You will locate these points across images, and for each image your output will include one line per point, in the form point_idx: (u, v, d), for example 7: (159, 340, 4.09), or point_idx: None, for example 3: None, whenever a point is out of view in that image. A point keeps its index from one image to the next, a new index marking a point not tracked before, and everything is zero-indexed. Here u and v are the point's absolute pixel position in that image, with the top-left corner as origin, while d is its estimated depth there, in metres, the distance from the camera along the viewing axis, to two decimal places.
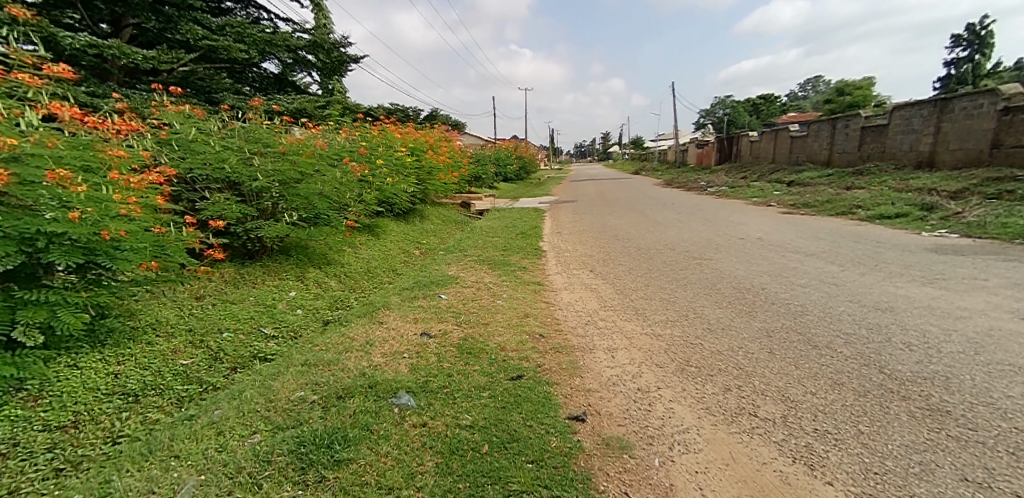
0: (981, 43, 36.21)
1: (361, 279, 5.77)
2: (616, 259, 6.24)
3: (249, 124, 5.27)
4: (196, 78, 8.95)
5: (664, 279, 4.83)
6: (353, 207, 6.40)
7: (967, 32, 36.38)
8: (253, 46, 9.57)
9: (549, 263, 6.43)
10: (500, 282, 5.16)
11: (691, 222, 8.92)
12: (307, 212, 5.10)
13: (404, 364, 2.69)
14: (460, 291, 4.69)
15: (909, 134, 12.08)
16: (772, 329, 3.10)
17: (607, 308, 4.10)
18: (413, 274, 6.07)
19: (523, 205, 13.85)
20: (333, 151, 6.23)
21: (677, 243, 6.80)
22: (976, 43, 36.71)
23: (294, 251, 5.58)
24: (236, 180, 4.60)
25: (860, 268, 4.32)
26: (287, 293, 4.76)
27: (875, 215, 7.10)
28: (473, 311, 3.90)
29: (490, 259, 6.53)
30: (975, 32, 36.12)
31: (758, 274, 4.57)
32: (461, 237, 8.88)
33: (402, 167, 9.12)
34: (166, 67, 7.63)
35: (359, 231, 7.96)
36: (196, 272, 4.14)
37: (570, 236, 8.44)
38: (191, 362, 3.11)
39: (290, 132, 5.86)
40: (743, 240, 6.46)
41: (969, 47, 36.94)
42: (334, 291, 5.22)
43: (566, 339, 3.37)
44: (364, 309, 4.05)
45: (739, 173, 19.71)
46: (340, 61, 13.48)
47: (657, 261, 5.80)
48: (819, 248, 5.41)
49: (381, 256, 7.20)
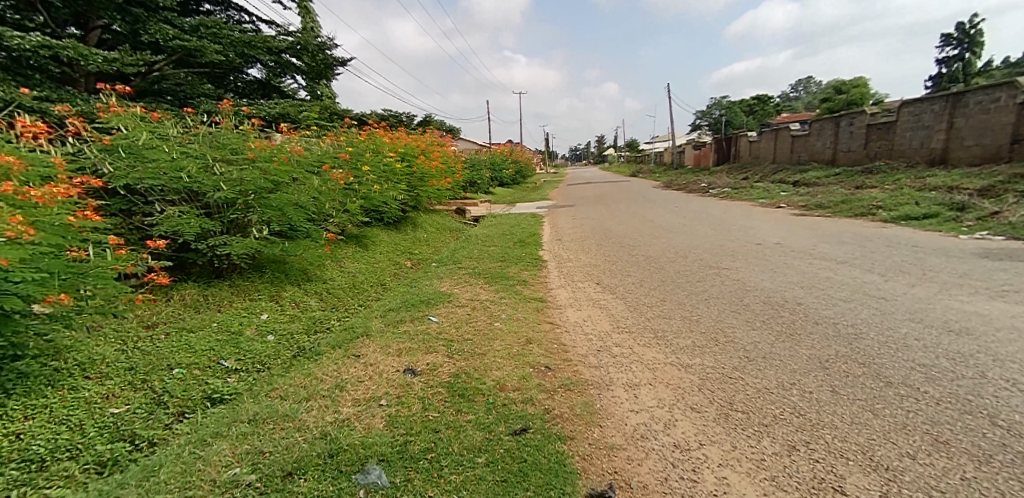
0: (971, 42, 36.23)
1: (344, 296, 5.26)
2: (624, 270, 5.73)
3: (217, 129, 4.74)
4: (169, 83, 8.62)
5: (682, 293, 4.32)
6: (336, 217, 5.87)
7: (957, 31, 36.42)
8: (230, 48, 9.17)
9: (551, 275, 5.91)
10: (497, 300, 4.64)
11: (699, 226, 8.42)
12: (281, 224, 4.58)
13: (378, 417, 2.15)
14: (453, 311, 4.17)
15: (920, 131, 11.64)
16: (826, 358, 2.59)
17: (621, 330, 3.60)
18: (402, 290, 5.54)
19: (519, 211, 13.35)
20: (313, 158, 5.71)
21: (690, 251, 6.28)
22: (965, 42, 36.74)
23: (269, 268, 5.05)
24: (199, 190, 4.07)
25: (907, 278, 3.83)
26: (257, 317, 4.23)
27: (900, 215, 6.63)
28: (466, 338, 3.37)
29: (487, 271, 6.01)
30: (965, 29, 36.10)
31: (788, 286, 4.07)
32: (455, 246, 8.38)
33: (391, 174, 8.59)
34: (133, 71, 7.14)
35: (345, 243, 7.43)
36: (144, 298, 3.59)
37: (572, 244, 7.94)
38: (125, 410, 2.57)
39: (262, 136, 5.33)
40: (760, 246, 5.96)
41: (959, 47, 36.95)
42: (314, 312, 4.70)
43: (578, 372, 2.84)
44: (343, 336, 3.52)
45: (740, 174, 19.26)
46: (326, 64, 13.02)
47: (669, 272, 5.29)
48: (849, 255, 4.92)
49: (369, 269, 6.68)
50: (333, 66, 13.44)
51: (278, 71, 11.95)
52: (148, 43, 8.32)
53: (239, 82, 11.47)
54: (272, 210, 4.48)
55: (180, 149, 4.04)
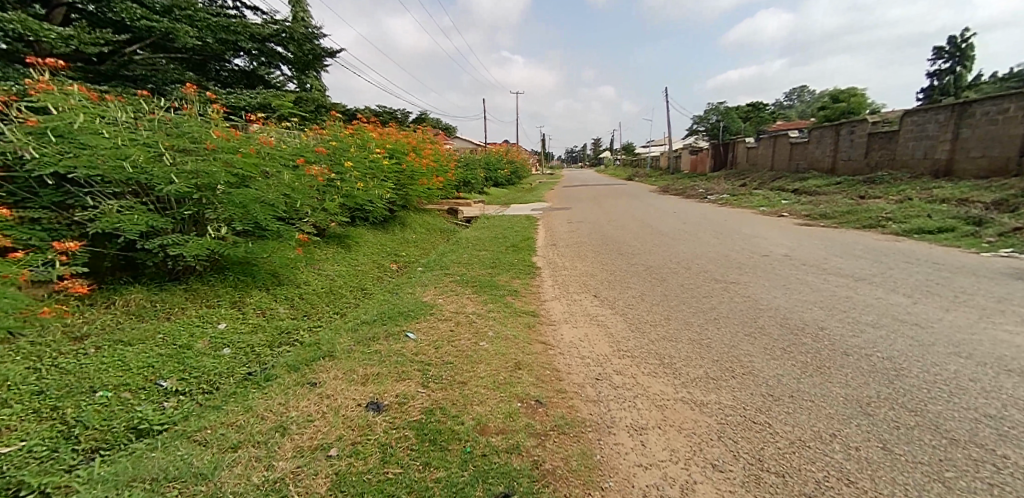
0: (961, 56, 36.48)
1: (320, 303, 4.86)
2: (622, 281, 5.38)
3: (178, 115, 4.42)
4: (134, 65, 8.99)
5: (685, 313, 3.94)
6: (313, 217, 5.45)
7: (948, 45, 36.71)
8: (206, 31, 9.57)
9: (544, 284, 5.54)
10: (485, 314, 4.23)
11: (700, 234, 8.06)
12: (244, 222, 4.22)
13: (322, 477, 1.82)
14: (435, 327, 3.75)
15: (923, 141, 11.38)
16: (866, 400, 2.19)
17: (622, 355, 3.23)
18: (383, 298, 5.10)
19: (513, 212, 12.93)
20: (289, 152, 5.29)
21: (691, 261, 5.93)
22: (957, 56, 36.98)
23: (236, 270, 4.64)
24: (152, 185, 3.76)
25: (938, 300, 3.46)
26: (213, 327, 3.80)
27: (913, 228, 6.29)
28: (447, 363, 2.97)
29: (475, 279, 5.58)
30: (957, 43, 36.30)
31: (804, 306, 3.69)
32: (444, 249, 7.95)
33: (379, 172, 8.16)
34: (91, 50, 7.25)
35: (325, 244, 7.01)
36: (55, 311, 3.18)
37: (567, 250, 7.57)
38: (21, 446, 2.20)
39: (231, 126, 4.93)
40: (767, 259, 5.61)
41: (951, 60, 37.19)
42: (284, 321, 4.29)
43: (573, 410, 2.46)
44: (306, 353, 3.12)
45: (738, 181, 18.97)
46: (314, 55, 12.60)
47: (671, 286, 4.91)
48: (866, 270, 4.55)
49: (349, 273, 6.25)
50: (321, 57, 13.02)
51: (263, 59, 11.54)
52: (114, 22, 8.51)
53: (222, 70, 11.08)
54: (234, 206, 4.13)
55: (123, 134, 3.74)
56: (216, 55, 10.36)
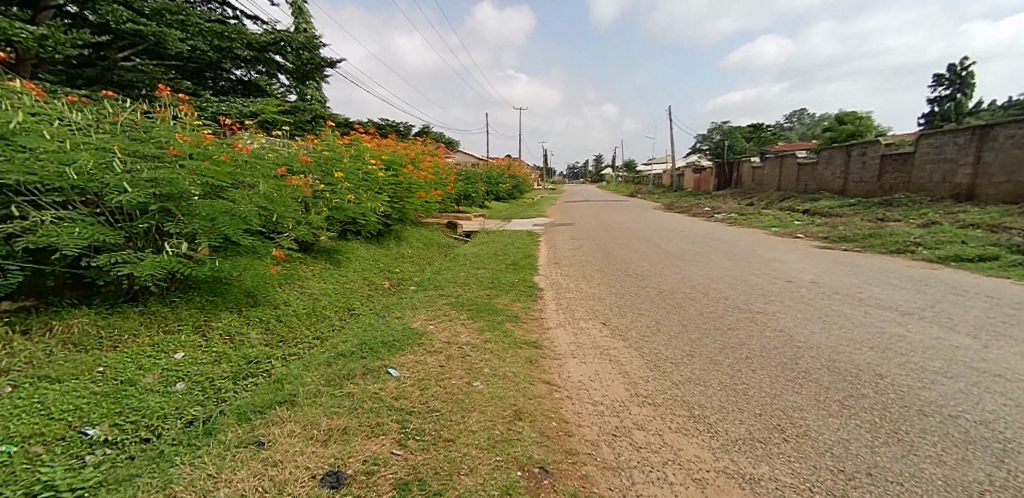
0: (962, 83, 36.55)
1: (299, 327, 4.41)
2: (634, 307, 4.89)
3: (144, 117, 4.01)
4: (120, 70, 8.62)
5: (710, 350, 3.45)
6: (295, 231, 4.98)
7: (949, 71, 36.82)
8: (197, 37, 9.20)
9: (546, 308, 5.05)
10: (480, 345, 3.72)
11: (712, 256, 7.58)
12: (212, 237, 3.78)
13: None
14: (422, 362, 3.24)
15: (941, 164, 10.96)
16: (977, 490, 1.76)
17: (640, 401, 2.75)
18: (368, 322, 4.61)
19: (514, 228, 12.49)
20: (270, 161, 4.83)
21: (709, 286, 5.45)
22: (957, 82, 37.11)
23: (206, 288, 4.20)
24: (100, 194, 3.35)
25: (1011, 343, 2.98)
26: (168, 358, 3.36)
27: (949, 255, 5.82)
28: (433, 411, 2.48)
29: (471, 302, 5.07)
30: (957, 71, 36.41)
31: (852, 346, 3.19)
32: (441, 265, 7.47)
33: (372, 183, 7.70)
34: (69, 52, 7.01)
35: (313, 259, 6.55)
36: None
37: (571, 269, 7.09)
38: None
39: (206, 131, 4.48)
40: (793, 287, 5.13)
41: (950, 87, 37.33)
42: (254, 348, 3.85)
43: (587, 483, 1.99)
44: (266, 395, 2.64)
45: (744, 200, 18.54)
46: (314, 65, 12.29)
47: (689, 315, 4.41)
48: (913, 302, 4.05)
49: (335, 291, 5.78)
50: (321, 67, 12.72)
51: (260, 68, 11.22)
52: (99, 25, 8.17)
53: (219, 79, 10.74)
54: (202, 220, 3.71)
55: (74, 138, 3.34)
56: (211, 63, 10.04)
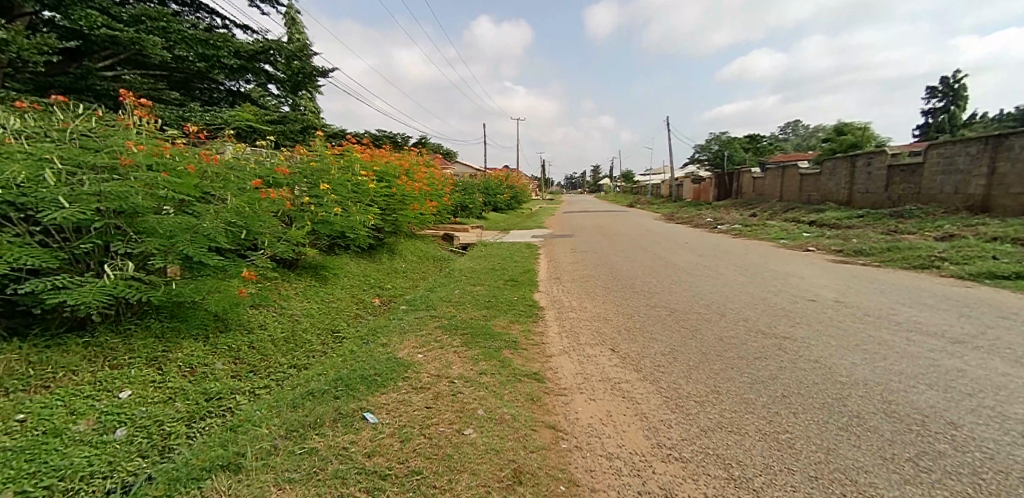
0: (957, 95, 36.61)
1: (273, 357, 3.97)
2: (645, 330, 4.45)
3: (96, 121, 3.56)
4: (98, 79, 8.20)
5: (736, 386, 3.01)
6: (272, 247, 4.52)
7: (943, 83, 36.89)
8: (180, 44, 8.83)
9: (549, 331, 4.59)
10: (473, 378, 3.27)
11: (724, 271, 7.16)
12: (170, 257, 3.31)
13: None
14: (405, 403, 2.80)
15: (953, 175, 10.61)
16: None
17: (665, 455, 2.31)
18: (350, 349, 4.14)
19: (512, 239, 12.09)
20: (243, 173, 4.40)
21: (725, 307, 5.01)
22: (951, 94, 37.17)
23: (168, 312, 3.80)
24: (32, 210, 2.89)
25: None
26: (111, 398, 2.96)
27: (980, 271, 5.46)
28: (413, 474, 2.09)
29: (465, 324, 4.64)
30: (951, 83, 36.48)
31: (905, 383, 2.76)
32: (436, 281, 7.02)
33: (363, 195, 7.27)
34: (36, 58, 6.60)
35: (297, 276, 6.11)
36: None
37: (573, 285, 6.65)
38: None
39: (174, 139, 4.03)
40: (817, 308, 4.69)
41: (945, 99, 37.37)
42: (219, 381, 3.46)
43: None
44: (207, 453, 2.25)
45: (747, 210, 18.19)
46: (305, 74, 11.93)
47: (707, 341, 3.98)
48: (959, 329, 3.62)
49: (319, 311, 5.33)
50: (313, 77, 12.37)
51: (249, 77, 10.87)
52: (73, 32, 7.76)
53: (207, 89, 10.38)
54: (157, 239, 3.26)
55: (7, 147, 2.93)
56: (198, 72, 9.67)
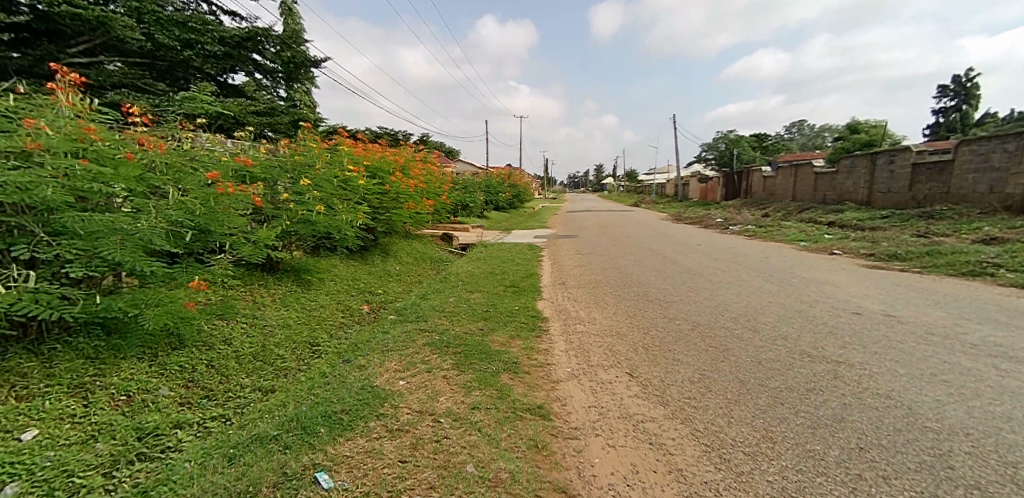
0: (969, 94, 35.60)
1: (232, 382, 3.40)
2: (667, 350, 3.83)
3: (11, 98, 2.96)
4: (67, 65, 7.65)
5: (791, 432, 2.41)
6: (238, 251, 3.95)
7: (954, 82, 35.95)
8: (153, 26, 8.37)
9: (554, 349, 3.98)
10: (463, 415, 2.66)
11: (747, 276, 6.52)
12: (93, 269, 2.76)
13: None
14: (375, 454, 2.22)
15: (988, 173, 9.93)
16: None
17: None
18: (323, 370, 3.53)
19: (514, 240, 11.49)
20: (200, 166, 3.81)
21: (756, 321, 4.39)
22: (962, 93, 36.20)
23: (105, 328, 3.25)
24: None
25: None
26: (7, 442, 2.42)
27: None
28: None
29: (458, 340, 4.04)
30: (962, 81, 35.55)
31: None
32: (431, 286, 6.43)
33: (352, 192, 6.68)
34: None
35: (277, 280, 5.53)
36: None
37: (579, 292, 6.04)
38: None
39: (119, 129, 3.47)
40: (865, 323, 4.07)
41: (955, 98, 36.36)
42: (163, 413, 2.92)
43: None
44: None
45: (758, 210, 17.49)
46: (297, 65, 11.35)
47: (743, 366, 3.35)
48: None
49: (297, 320, 4.75)
50: (306, 68, 11.78)
51: (236, 67, 10.30)
52: (37, 13, 7.22)
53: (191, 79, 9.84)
54: (79, 241, 2.73)
55: None
56: (179, 60, 9.12)
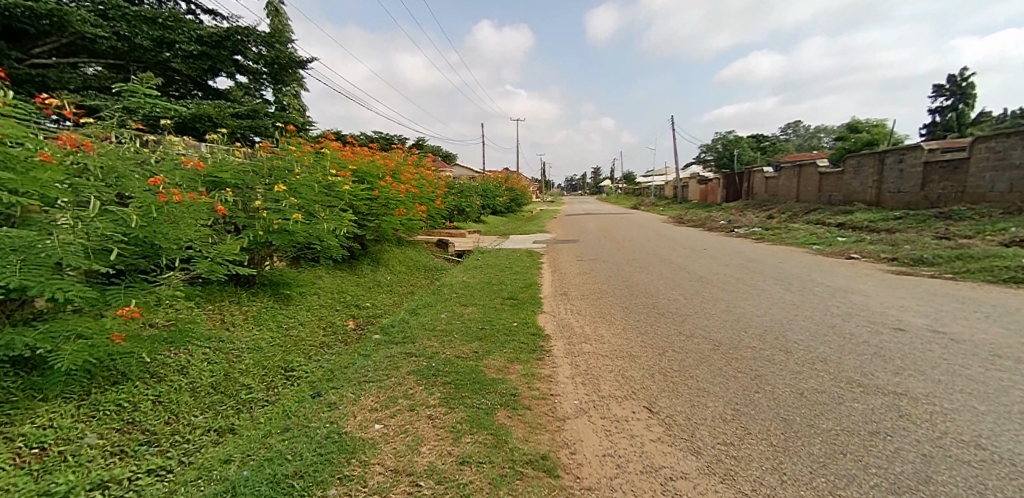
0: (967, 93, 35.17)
1: (176, 424, 2.86)
2: (689, 376, 3.31)
3: None
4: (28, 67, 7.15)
5: None
6: (195, 267, 3.41)
7: (951, 81, 35.57)
8: (120, 22, 7.85)
9: (559, 375, 3.45)
10: (448, 476, 2.15)
11: (764, 285, 6.00)
12: None
13: None
14: None
15: (1007, 171, 9.50)
16: None
17: None
18: (287, 408, 3.00)
19: (512, 245, 10.97)
20: (145, 170, 3.28)
21: (787, 339, 3.88)
22: (960, 93, 35.78)
23: (23, 364, 2.72)
24: None
25: None
26: None
27: None
28: None
29: (449, 366, 3.51)
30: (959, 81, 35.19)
31: None
32: (423, 299, 5.91)
33: (336, 199, 6.17)
34: None
35: (252, 295, 5.01)
36: None
37: (583, 304, 5.51)
38: None
39: (52, 132, 2.94)
40: (913, 342, 3.56)
41: (952, 98, 35.90)
42: (83, 471, 2.39)
43: None
44: None
45: (763, 212, 17.01)
46: (282, 66, 10.84)
47: (783, 399, 2.82)
48: None
49: (269, 341, 4.21)
50: (292, 70, 11.28)
51: (217, 68, 9.78)
52: None
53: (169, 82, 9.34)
54: None
55: None
56: (155, 61, 8.62)
